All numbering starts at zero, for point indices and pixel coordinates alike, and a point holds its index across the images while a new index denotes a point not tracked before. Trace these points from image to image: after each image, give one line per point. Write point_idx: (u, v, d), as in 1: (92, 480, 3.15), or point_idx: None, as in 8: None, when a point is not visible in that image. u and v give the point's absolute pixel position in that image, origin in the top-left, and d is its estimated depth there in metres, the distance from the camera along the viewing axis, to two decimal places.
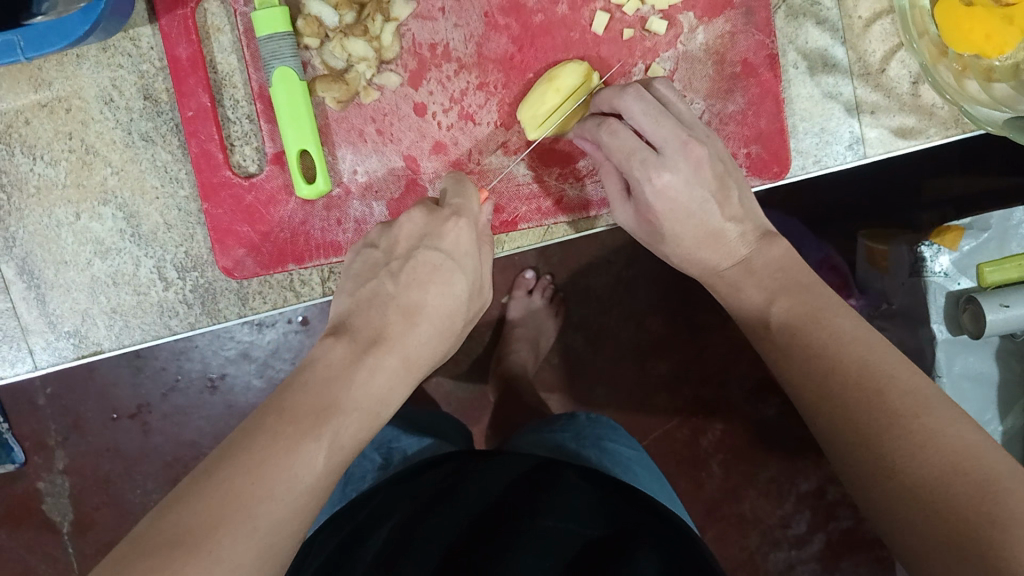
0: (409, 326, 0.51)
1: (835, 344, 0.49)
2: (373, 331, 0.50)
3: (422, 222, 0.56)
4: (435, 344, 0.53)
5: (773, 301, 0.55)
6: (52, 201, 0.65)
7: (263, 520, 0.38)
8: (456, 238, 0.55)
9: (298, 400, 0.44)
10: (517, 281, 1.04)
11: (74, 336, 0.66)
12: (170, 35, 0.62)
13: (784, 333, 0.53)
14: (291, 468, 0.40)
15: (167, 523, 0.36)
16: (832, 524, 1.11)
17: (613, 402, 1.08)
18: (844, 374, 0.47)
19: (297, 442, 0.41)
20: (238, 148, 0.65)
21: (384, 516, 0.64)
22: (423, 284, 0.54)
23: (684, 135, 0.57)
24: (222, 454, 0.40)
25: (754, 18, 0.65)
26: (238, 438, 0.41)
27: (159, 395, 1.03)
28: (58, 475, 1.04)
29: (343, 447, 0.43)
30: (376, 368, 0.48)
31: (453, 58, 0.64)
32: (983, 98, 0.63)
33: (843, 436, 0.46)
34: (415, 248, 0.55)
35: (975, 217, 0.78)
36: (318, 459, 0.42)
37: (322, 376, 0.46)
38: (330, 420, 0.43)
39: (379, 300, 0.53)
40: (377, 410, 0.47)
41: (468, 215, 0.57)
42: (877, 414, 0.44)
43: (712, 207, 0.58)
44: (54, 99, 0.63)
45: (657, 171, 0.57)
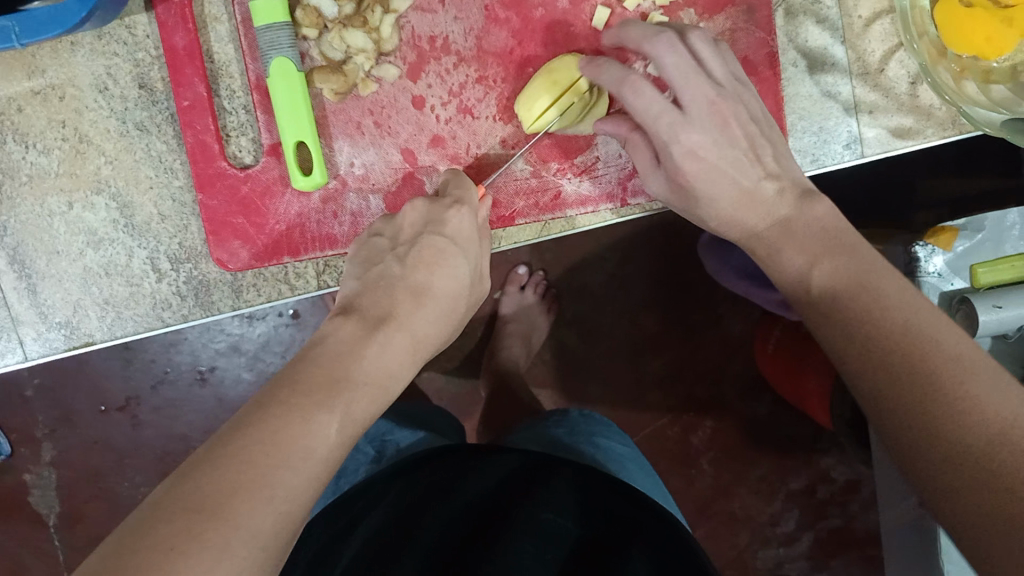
0: (417, 304, 0.51)
1: (879, 307, 0.47)
2: (383, 311, 0.50)
3: (424, 210, 0.57)
4: (441, 324, 0.53)
5: (815, 264, 0.52)
6: (44, 190, 0.64)
7: (280, 489, 0.37)
8: (459, 224, 0.57)
9: (309, 373, 0.43)
10: (510, 277, 1.03)
11: (65, 326, 0.65)
12: (167, 24, 0.61)
13: (827, 299, 0.50)
14: (305, 438, 0.39)
15: (183, 490, 0.35)
16: (822, 523, 1.11)
17: (606, 399, 1.09)
18: (886, 339, 0.45)
19: (311, 413, 0.40)
20: (234, 139, 0.64)
21: (378, 505, 0.63)
22: (429, 266, 0.54)
23: (711, 93, 0.58)
24: (234, 426, 0.38)
25: (754, 16, 0.65)
26: (250, 409, 0.39)
27: (149, 387, 1.02)
28: (46, 468, 1.03)
29: (355, 419, 0.42)
30: (386, 343, 0.47)
31: (452, 51, 0.63)
32: (982, 99, 0.63)
33: (882, 402, 0.44)
34: (421, 234, 0.56)
35: (970, 218, 0.78)
36: (332, 429, 0.40)
37: (333, 352, 0.45)
38: (341, 393, 0.42)
39: (386, 280, 0.53)
40: (386, 385, 0.46)
41: (469, 204, 0.59)
42: (921, 380, 0.42)
43: (744, 165, 0.58)
44: (47, 86, 0.62)
45: (685, 131, 0.57)
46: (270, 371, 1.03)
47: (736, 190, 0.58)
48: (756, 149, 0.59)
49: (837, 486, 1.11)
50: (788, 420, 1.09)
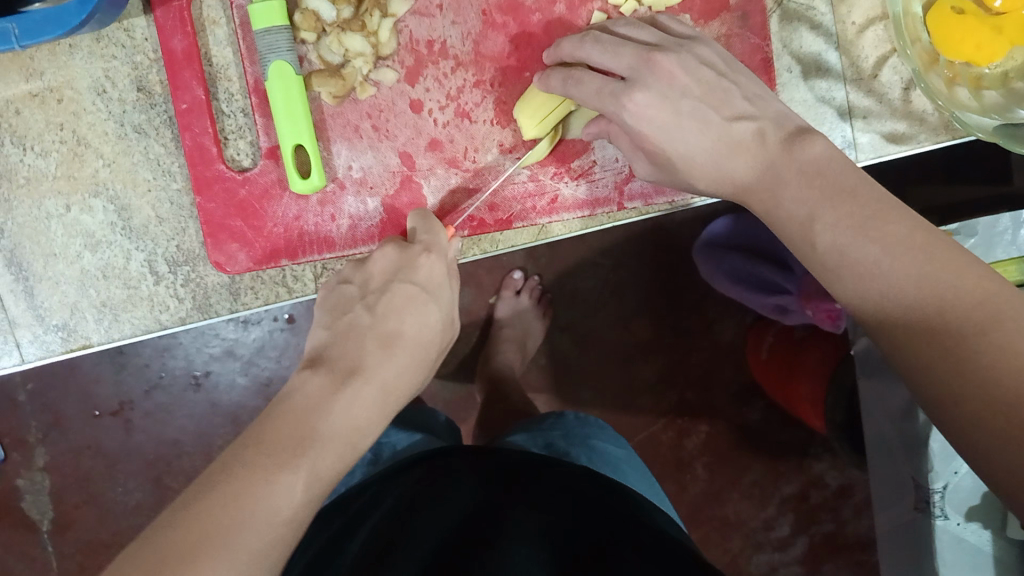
0: (387, 355, 0.51)
1: (887, 258, 0.45)
2: (352, 362, 0.50)
3: (394, 258, 0.58)
4: (413, 375, 0.53)
5: (816, 214, 0.49)
6: (42, 192, 0.64)
7: (240, 550, 0.37)
8: (429, 270, 0.58)
9: (279, 431, 0.43)
10: (505, 282, 1.02)
11: (62, 329, 0.65)
12: (165, 27, 0.61)
13: (834, 255, 0.47)
14: (266, 498, 0.39)
15: (146, 551, 0.36)
16: (814, 528, 1.12)
17: (599, 404, 1.09)
18: (902, 295, 0.44)
19: (275, 473, 0.40)
20: (232, 142, 0.64)
21: (373, 510, 0.64)
22: (399, 313, 0.55)
23: (643, 52, 0.58)
24: (201, 488, 0.39)
25: (749, 21, 0.65)
26: (212, 472, 0.40)
27: (142, 392, 1.01)
28: (37, 473, 1.03)
29: (322, 478, 0.42)
30: (355, 399, 0.47)
31: (450, 55, 0.64)
32: (973, 105, 0.64)
33: (904, 358, 0.43)
34: (391, 280, 0.57)
35: (962, 223, 0.79)
36: (296, 491, 0.41)
37: (300, 409, 0.45)
38: (308, 451, 0.43)
39: (357, 331, 0.53)
40: (355, 441, 0.46)
41: (437, 250, 0.60)
42: (941, 337, 0.41)
43: (705, 112, 0.57)
44: (46, 89, 0.62)
45: (628, 95, 0.57)
46: (264, 375, 1.03)
47: (716, 138, 0.56)
48: (716, 94, 0.57)
49: (830, 492, 1.11)
50: (780, 425, 1.10)
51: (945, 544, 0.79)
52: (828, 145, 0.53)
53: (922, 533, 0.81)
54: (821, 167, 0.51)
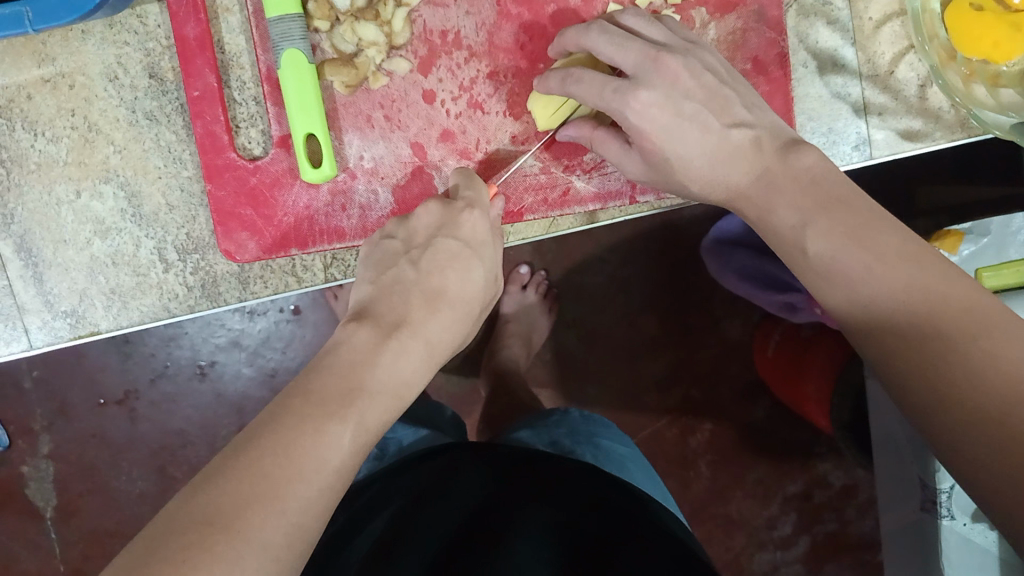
0: (432, 310, 0.51)
1: (880, 264, 0.45)
2: (397, 316, 0.50)
3: (438, 214, 0.57)
4: (456, 330, 0.53)
5: (808, 222, 0.49)
6: (52, 178, 0.64)
7: (292, 502, 0.37)
8: (473, 227, 0.57)
9: (324, 384, 0.43)
10: (511, 276, 1.02)
11: (71, 315, 0.65)
12: (178, 13, 0.60)
13: (823, 261, 0.47)
14: (318, 447, 0.39)
15: (195, 504, 0.35)
16: (818, 527, 1.11)
17: (605, 400, 1.09)
18: (887, 301, 0.44)
19: (323, 423, 0.40)
20: (244, 130, 0.64)
21: (378, 510, 0.63)
22: (443, 269, 0.54)
23: (652, 51, 0.56)
24: (249, 437, 0.39)
25: (765, 15, 0.65)
26: (262, 421, 0.40)
27: (147, 381, 1.01)
28: (42, 460, 1.03)
29: (368, 429, 0.42)
30: (401, 352, 0.47)
31: (463, 46, 0.63)
32: (989, 103, 0.63)
33: (891, 363, 0.43)
34: (434, 238, 0.56)
35: (975, 222, 0.78)
36: (346, 440, 0.41)
37: (346, 361, 0.45)
38: (355, 402, 0.42)
39: (402, 285, 0.52)
40: (402, 393, 0.46)
41: (481, 207, 0.58)
42: (928, 342, 0.41)
43: (706, 117, 0.56)
44: (58, 75, 0.62)
45: (633, 93, 0.56)
46: (270, 366, 1.03)
47: (714, 141, 0.55)
48: (717, 100, 0.56)
49: (834, 491, 1.11)
50: (786, 424, 1.09)
51: (954, 543, 0.77)
52: (824, 157, 0.52)
53: (929, 533, 0.80)
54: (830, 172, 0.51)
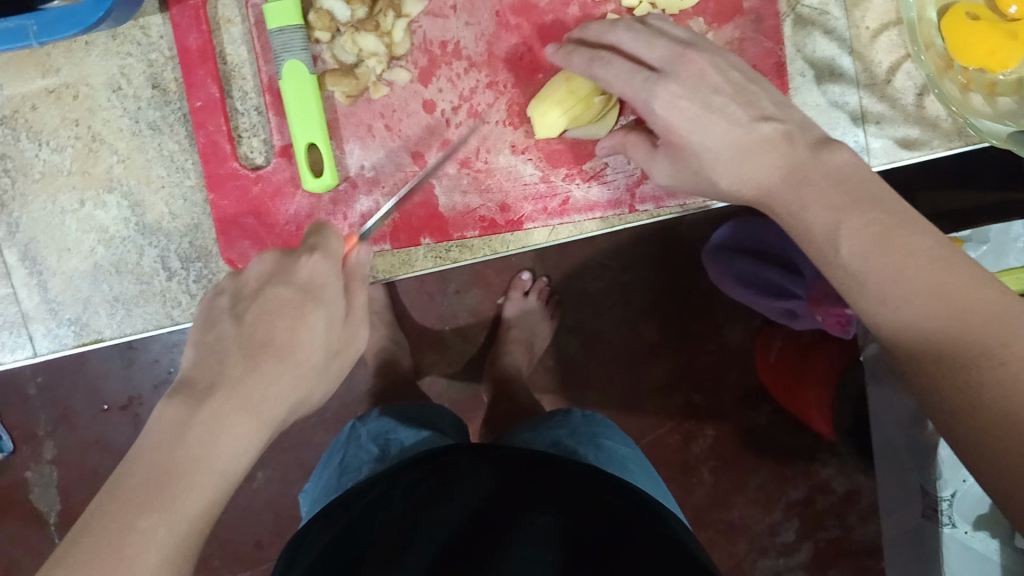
0: (248, 366, 0.46)
1: (909, 269, 0.44)
2: (212, 377, 0.46)
3: (313, 229, 0.54)
4: (290, 385, 0.48)
5: (841, 222, 0.47)
6: (57, 187, 0.64)
7: (140, 566, 0.39)
8: (312, 273, 0.51)
9: (136, 472, 0.42)
10: (514, 282, 1.02)
11: (75, 323, 0.65)
12: (180, 25, 0.61)
13: (852, 261, 0.46)
14: (129, 548, 0.39)
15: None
16: (820, 533, 1.11)
17: (606, 406, 1.09)
18: (924, 302, 0.43)
19: (131, 520, 0.40)
20: (245, 140, 0.65)
21: (382, 501, 0.64)
22: (307, 293, 0.51)
23: (679, 48, 0.56)
24: (74, 535, 0.39)
25: (763, 25, 0.65)
26: (87, 519, 0.40)
27: (150, 388, 1.02)
28: (46, 466, 1.03)
29: (183, 515, 0.41)
30: (217, 425, 0.44)
31: (463, 56, 0.64)
32: (987, 111, 0.63)
33: (925, 368, 0.42)
34: (266, 287, 0.50)
35: (974, 230, 0.78)
36: (158, 534, 0.40)
37: (155, 447, 0.43)
38: (165, 493, 0.41)
39: (221, 345, 0.48)
40: (220, 471, 0.43)
41: (326, 250, 0.52)
42: (962, 348, 0.41)
43: (734, 109, 0.54)
44: (62, 85, 0.63)
45: (660, 84, 0.55)
46: None
47: (742, 135, 0.53)
48: (743, 94, 0.55)
49: (836, 497, 1.11)
50: (787, 430, 1.09)
51: (953, 553, 0.78)
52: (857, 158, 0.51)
53: (929, 541, 0.80)
54: (847, 176, 0.49)
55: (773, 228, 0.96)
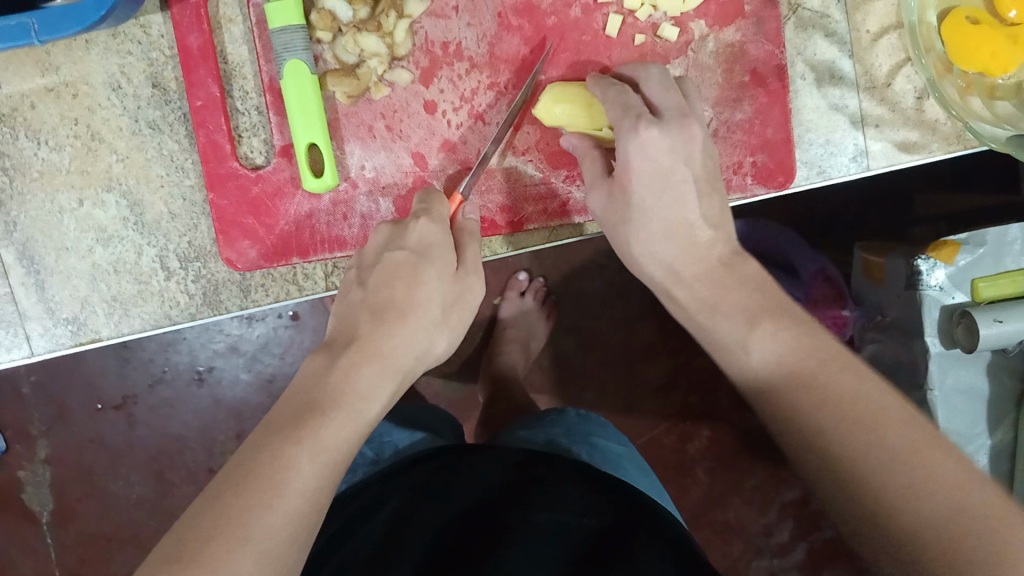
0: (377, 322, 0.50)
1: (822, 374, 0.47)
2: (349, 335, 0.50)
3: (386, 233, 0.56)
4: (417, 338, 0.51)
5: (756, 323, 0.51)
6: (55, 185, 0.64)
7: (255, 529, 0.38)
8: (421, 236, 0.55)
9: (281, 414, 0.44)
10: (510, 282, 1.03)
11: (72, 323, 0.65)
12: (181, 24, 0.61)
13: (773, 361, 0.49)
14: (282, 474, 0.40)
15: (171, 542, 0.37)
16: (814, 534, 1.11)
17: (602, 407, 1.09)
18: (832, 404, 0.45)
19: (280, 448, 0.41)
20: (246, 140, 0.65)
21: (379, 506, 0.64)
22: (389, 282, 0.52)
23: (686, 109, 0.57)
24: (222, 475, 0.41)
25: (764, 28, 0.65)
26: (235, 458, 0.42)
27: (146, 386, 1.01)
28: (40, 465, 1.03)
29: (327, 448, 0.43)
30: (351, 370, 0.47)
31: (465, 57, 0.64)
32: (986, 115, 0.64)
33: (836, 467, 0.43)
34: (384, 252, 0.55)
35: (972, 233, 0.79)
36: (303, 462, 0.41)
37: (300, 389, 0.46)
38: (309, 423, 0.43)
39: (352, 307, 0.53)
40: (362, 409, 0.46)
41: (430, 215, 0.56)
42: (866, 449, 0.42)
43: (690, 186, 0.57)
44: (61, 83, 0.63)
45: (646, 126, 0.55)
46: (268, 372, 1.03)
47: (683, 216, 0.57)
48: None
49: None
50: None
51: None
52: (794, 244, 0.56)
53: None
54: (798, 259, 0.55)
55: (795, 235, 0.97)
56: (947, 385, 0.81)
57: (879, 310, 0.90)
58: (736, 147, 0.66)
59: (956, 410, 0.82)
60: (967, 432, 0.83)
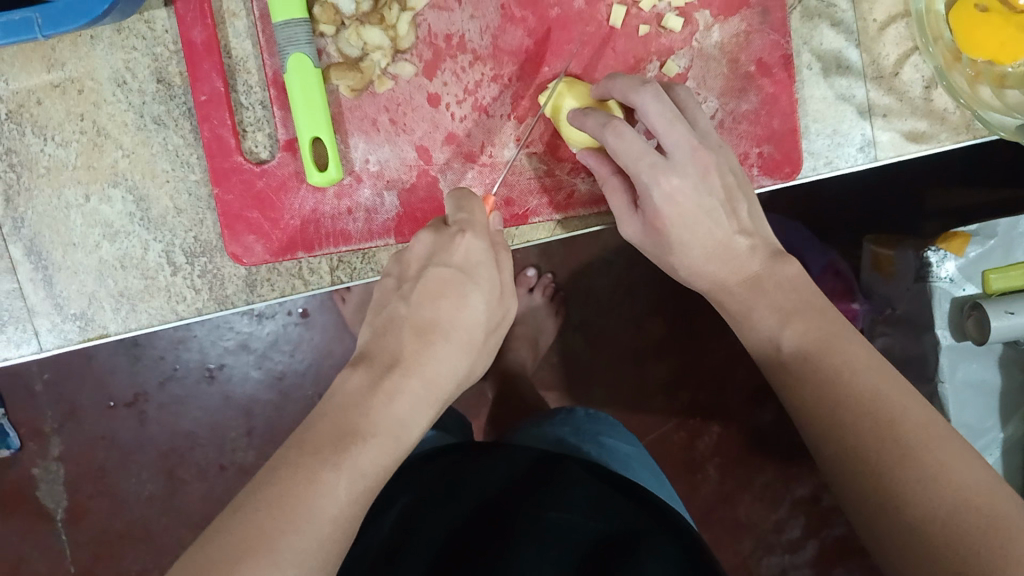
0: (423, 345, 0.51)
1: (848, 371, 0.48)
2: (390, 355, 0.50)
3: (428, 243, 0.55)
4: (457, 359, 0.52)
5: (781, 333, 0.53)
6: (62, 181, 0.64)
7: (286, 553, 0.39)
8: (467, 252, 0.54)
9: (319, 430, 0.45)
10: (518, 278, 1.03)
11: (80, 318, 0.65)
12: (185, 18, 0.61)
13: (800, 358, 0.51)
14: (316, 499, 0.41)
15: (198, 558, 0.38)
16: (825, 531, 1.11)
17: (611, 404, 1.09)
18: (854, 403, 0.46)
19: (316, 471, 0.42)
20: (250, 134, 0.65)
21: (387, 507, 0.65)
22: (433, 301, 0.53)
23: (694, 141, 0.58)
24: (250, 491, 0.42)
25: (769, 18, 0.65)
26: (263, 475, 0.42)
27: (156, 383, 1.03)
28: (53, 462, 1.04)
29: (364, 474, 0.44)
30: (394, 393, 0.48)
31: (468, 49, 0.64)
32: (995, 104, 0.63)
33: (859, 459, 0.44)
34: (426, 267, 0.55)
35: (982, 224, 0.78)
36: (339, 488, 0.42)
37: (341, 405, 0.47)
38: (348, 448, 0.44)
39: (395, 322, 0.52)
40: (399, 433, 0.47)
41: (472, 228, 0.55)
42: (889, 445, 0.43)
43: (720, 217, 0.59)
44: (67, 80, 0.63)
45: (665, 175, 0.57)
46: (278, 369, 1.04)
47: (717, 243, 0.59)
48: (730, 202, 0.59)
49: None
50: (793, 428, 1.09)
51: None
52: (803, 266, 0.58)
53: None
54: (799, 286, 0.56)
55: (797, 225, 0.99)
56: (958, 378, 0.80)
57: (887, 302, 0.89)
58: (742, 137, 0.65)
59: (965, 401, 0.81)
60: (978, 425, 0.82)
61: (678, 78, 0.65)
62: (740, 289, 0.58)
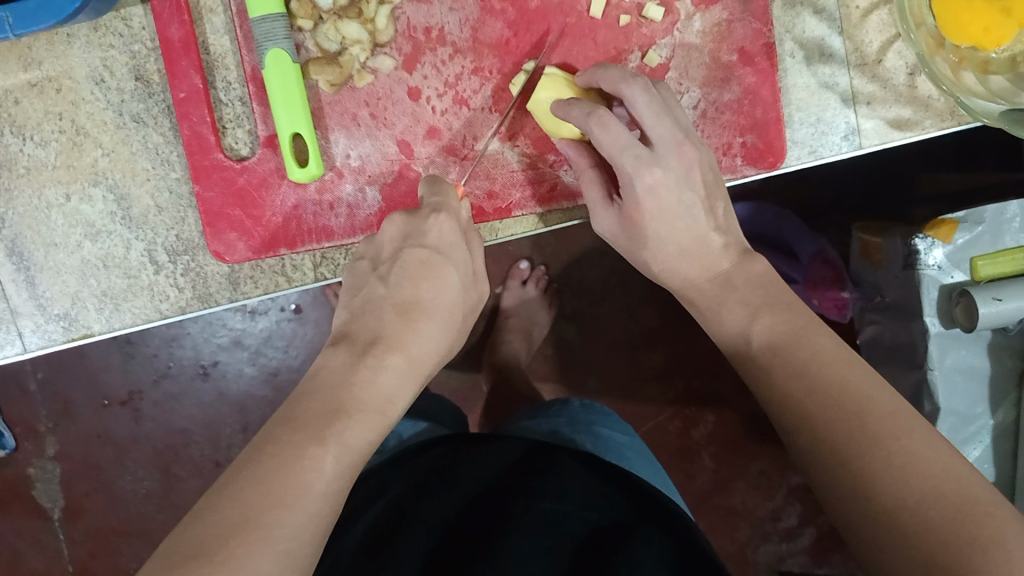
0: (407, 323, 0.51)
1: (818, 362, 0.49)
2: (372, 333, 0.51)
3: (402, 225, 0.56)
4: (438, 339, 0.53)
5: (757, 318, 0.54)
6: (42, 182, 0.64)
7: (277, 529, 0.38)
8: (440, 233, 0.55)
9: (304, 409, 0.45)
10: (511, 272, 1.03)
11: (63, 318, 0.65)
12: (162, 16, 0.61)
13: (770, 352, 0.52)
14: (304, 475, 0.41)
15: (179, 542, 0.36)
16: (821, 518, 1.11)
17: (605, 394, 1.09)
18: (824, 394, 0.47)
19: (304, 448, 0.42)
20: (230, 131, 0.65)
21: (380, 494, 0.65)
22: (414, 280, 0.53)
23: (680, 135, 0.58)
24: (235, 471, 0.40)
25: (750, 6, 0.64)
26: (248, 454, 0.42)
27: (151, 381, 1.03)
28: (48, 461, 1.03)
29: (350, 448, 0.44)
30: (377, 369, 0.48)
31: (447, 42, 0.63)
32: (980, 90, 0.62)
33: (828, 451, 0.44)
34: (402, 249, 0.55)
35: (969, 211, 0.78)
36: (328, 462, 0.42)
37: (324, 387, 0.46)
38: (333, 424, 0.44)
39: (374, 304, 0.53)
40: (384, 409, 0.47)
41: (447, 210, 0.57)
42: (859, 435, 0.43)
43: (699, 213, 0.60)
44: (44, 79, 0.63)
45: (649, 168, 0.57)
46: (272, 365, 1.04)
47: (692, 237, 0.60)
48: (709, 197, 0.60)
49: None
50: None
51: None
52: None
53: None
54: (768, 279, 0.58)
55: (791, 215, 0.98)
56: (947, 364, 0.80)
57: (876, 289, 0.90)
58: (725, 128, 0.65)
59: (956, 387, 0.81)
60: (968, 411, 0.81)
61: (660, 68, 0.64)
62: (709, 287, 0.60)
